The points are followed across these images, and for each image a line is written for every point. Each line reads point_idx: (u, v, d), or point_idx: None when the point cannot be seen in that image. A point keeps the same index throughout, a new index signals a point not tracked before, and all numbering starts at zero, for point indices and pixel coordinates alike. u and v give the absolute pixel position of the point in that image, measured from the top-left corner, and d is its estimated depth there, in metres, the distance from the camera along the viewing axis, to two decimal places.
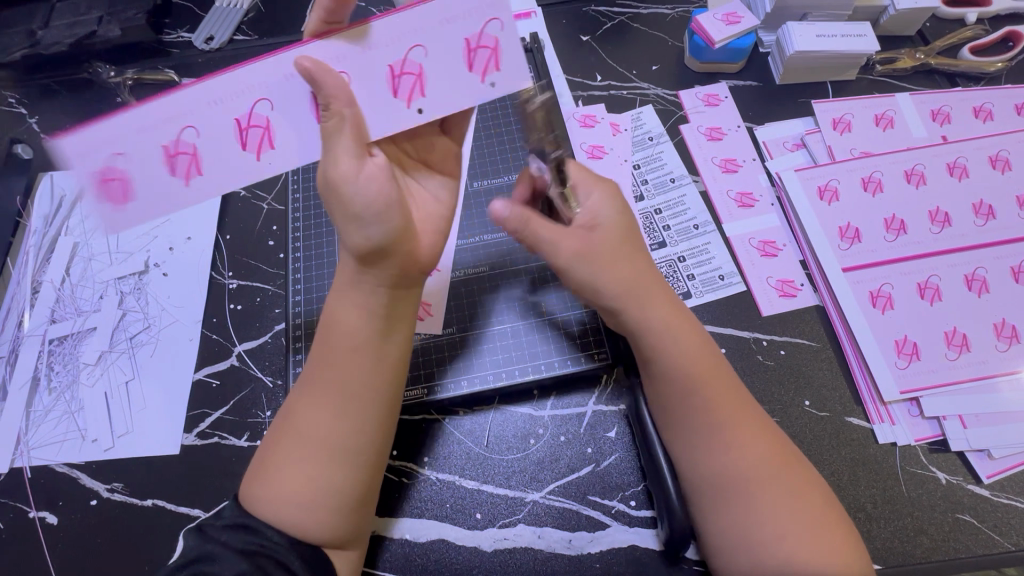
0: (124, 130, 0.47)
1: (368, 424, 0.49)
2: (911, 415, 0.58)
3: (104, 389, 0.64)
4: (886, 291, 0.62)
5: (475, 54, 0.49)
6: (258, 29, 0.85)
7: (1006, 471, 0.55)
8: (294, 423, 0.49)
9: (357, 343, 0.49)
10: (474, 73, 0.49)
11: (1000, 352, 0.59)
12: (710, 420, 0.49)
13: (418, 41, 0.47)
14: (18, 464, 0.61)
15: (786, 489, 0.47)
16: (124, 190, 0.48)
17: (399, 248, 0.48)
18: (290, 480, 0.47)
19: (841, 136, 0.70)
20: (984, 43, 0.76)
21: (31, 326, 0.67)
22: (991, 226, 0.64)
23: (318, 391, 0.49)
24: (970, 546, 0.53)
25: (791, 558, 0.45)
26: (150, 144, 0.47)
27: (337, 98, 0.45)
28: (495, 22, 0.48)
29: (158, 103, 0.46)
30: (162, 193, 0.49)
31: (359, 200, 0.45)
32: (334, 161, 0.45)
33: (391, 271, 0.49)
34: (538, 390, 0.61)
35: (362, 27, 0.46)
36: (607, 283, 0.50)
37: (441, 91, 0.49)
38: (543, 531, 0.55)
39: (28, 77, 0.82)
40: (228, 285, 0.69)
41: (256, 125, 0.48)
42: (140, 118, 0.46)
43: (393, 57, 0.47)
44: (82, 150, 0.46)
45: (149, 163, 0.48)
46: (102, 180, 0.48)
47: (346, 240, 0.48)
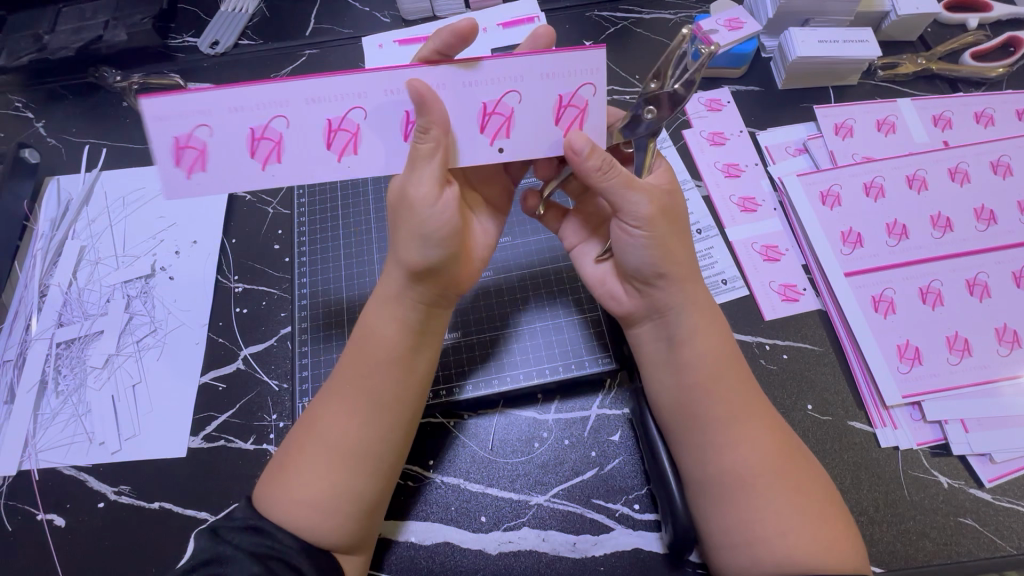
0: (221, 107, 0.47)
1: (393, 435, 0.50)
2: (913, 419, 0.58)
3: (111, 393, 0.64)
4: (888, 295, 0.62)
5: (565, 110, 0.50)
6: (263, 34, 0.86)
7: (1008, 475, 0.56)
8: (318, 428, 0.49)
9: (391, 356, 0.51)
10: (558, 126, 0.51)
11: (1001, 357, 0.59)
12: (728, 412, 0.50)
13: (515, 88, 0.48)
14: (25, 467, 0.61)
15: (793, 488, 0.47)
16: (204, 161, 0.49)
17: (448, 270, 0.51)
18: (308, 484, 0.47)
19: (843, 141, 0.71)
20: (985, 49, 0.76)
21: (39, 329, 0.68)
22: (993, 231, 0.65)
23: (343, 396, 0.50)
24: (972, 549, 0.53)
25: (790, 557, 0.44)
26: (241, 125, 0.48)
27: (435, 125, 0.46)
28: (589, 87, 0.49)
29: (266, 90, 0.47)
30: (242, 172, 0.50)
31: (431, 225, 0.48)
32: (412, 182, 0.47)
33: (437, 287, 0.52)
34: (542, 394, 0.62)
35: (471, 64, 0.48)
36: (665, 258, 0.51)
37: (523, 137, 0.50)
38: (547, 534, 0.56)
39: (35, 82, 0.82)
40: (234, 289, 0.69)
41: (345, 130, 0.49)
42: (239, 100, 0.47)
43: (489, 97, 0.49)
44: (177, 115, 0.47)
45: (235, 143, 0.49)
46: (188, 147, 0.49)
47: (402, 256, 0.50)
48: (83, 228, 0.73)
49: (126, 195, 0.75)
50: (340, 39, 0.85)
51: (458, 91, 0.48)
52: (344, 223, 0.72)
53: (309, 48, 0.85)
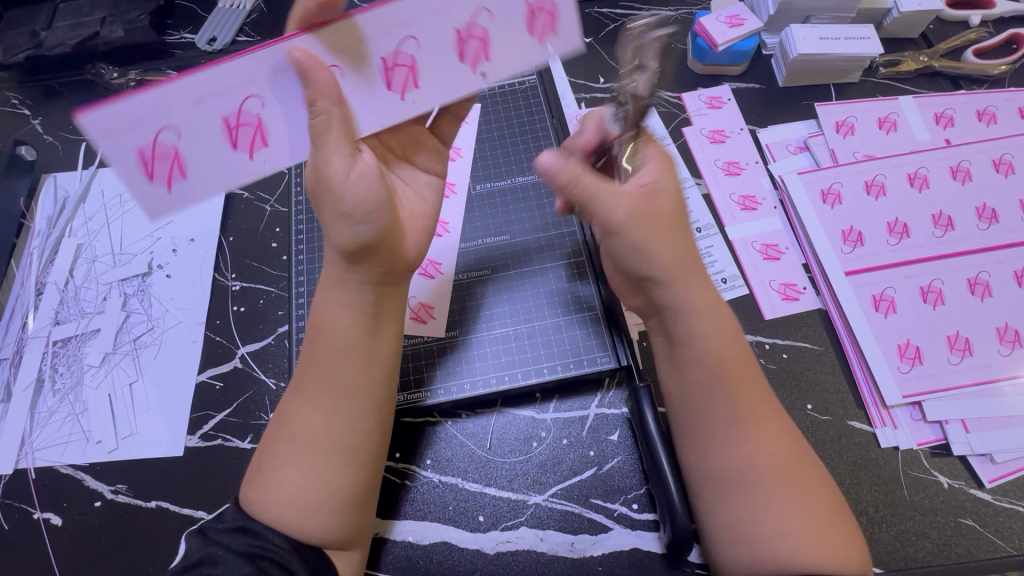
0: (180, 105, 0.43)
1: (364, 429, 0.50)
2: (913, 419, 0.58)
3: (107, 391, 0.64)
4: (889, 294, 0.62)
5: (533, 16, 0.47)
6: (261, 30, 0.85)
7: (1008, 475, 0.55)
8: (290, 424, 0.49)
9: (347, 345, 0.50)
10: (531, 37, 0.48)
11: (1002, 356, 0.59)
12: (728, 411, 0.48)
13: (481, 5, 0.45)
14: (22, 466, 0.61)
15: (795, 487, 0.47)
16: (180, 167, 0.45)
17: (385, 246, 0.49)
18: (288, 483, 0.47)
19: (844, 139, 0.70)
20: (988, 46, 0.76)
21: (35, 327, 0.67)
22: (995, 229, 0.64)
23: (308, 394, 0.49)
24: (971, 550, 0.53)
25: (792, 556, 0.44)
26: (207, 116, 0.44)
27: (322, 95, 0.43)
28: None
29: (214, 73, 0.43)
30: (214, 174, 0.46)
31: (349, 201, 0.45)
32: (324, 157, 0.44)
33: (376, 267, 0.49)
34: (541, 393, 0.62)
35: (346, 22, 0.44)
36: (653, 260, 0.50)
37: (503, 57, 0.48)
38: (546, 533, 0.56)
39: (31, 78, 0.82)
40: (231, 287, 0.69)
41: (246, 124, 0.45)
42: (195, 93, 0.43)
43: (383, 52, 0.45)
44: (136, 124, 0.43)
45: (208, 136, 0.45)
46: (155, 156, 0.44)
47: (332, 238, 0.48)
48: (80, 225, 0.73)
49: (123, 193, 0.75)
50: None
51: (423, 23, 0.45)
52: None
53: None
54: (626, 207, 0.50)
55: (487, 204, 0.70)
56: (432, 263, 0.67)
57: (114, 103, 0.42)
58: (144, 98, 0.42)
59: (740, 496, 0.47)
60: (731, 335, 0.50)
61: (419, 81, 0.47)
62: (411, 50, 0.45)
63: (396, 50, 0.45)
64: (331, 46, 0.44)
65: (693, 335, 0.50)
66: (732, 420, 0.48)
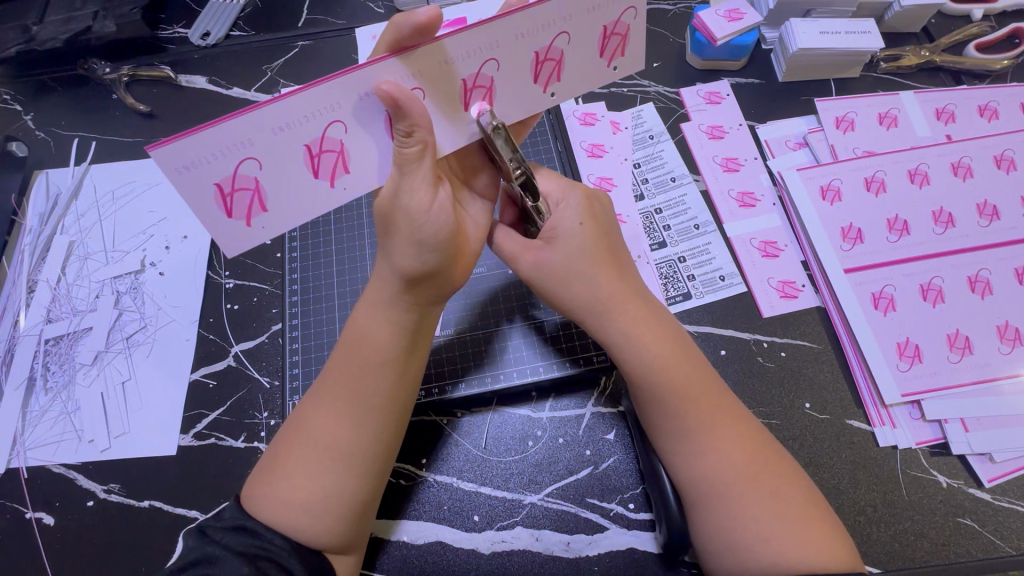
0: (264, 135, 0.41)
1: (384, 440, 0.49)
2: (912, 418, 0.57)
3: (100, 390, 0.63)
4: (888, 292, 0.61)
5: (607, 40, 0.47)
6: (255, 25, 0.84)
7: (1007, 475, 0.55)
8: (307, 429, 0.48)
9: (383, 359, 0.49)
10: (601, 58, 0.48)
11: (1002, 355, 0.58)
12: (681, 424, 0.49)
13: (564, 29, 0.44)
14: (14, 465, 0.60)
15: (768, 491, 0.46)
16: (260, 199, 0.44)
17: (446, 272, 0.49)
18: (297, 485, 0.46)
19: (844, 134, 0.70)
20: (990, 41, 0.75)
21: (27, 325, 0.67)
22: (996, 226, 0.64)
23: (330, 398, 0.49)
24: (970, 550, 0.52)
25: (773, 561, 0.44)
26: (291, 145, 0.42)
27: (420, 127, 0.42)
28: (632, 11, 0.45)
29: (302, 100, 0.41)
30: (296, 201, 0.46)
31: (429, 228, 0.45)
32: (403, 186, 0.44)
33: (430, 291, 0.49)
34: (537, 391, 0.61)
35: (435, 46, 0.42)
36: (584, 288, 0.51)
37: (573, 77, 0.48)
38: (541, 533, 0.55)
39: (22, 73, 0.81)
40: (225, 284, 0.68)
41: (329, 151, 0.44)
42: (281, 121, 0.41)
43: (463, 77, 0.44)
44: (217, 159, 0.41)
45: (287, 165, 0.43)
46: (233, 189, 0.43)
47: (395, 261, 0.47)
48: (72, 222, 0.72)
49: (115, 189, 0.74)
50: (334, 31, 0.84)
51: (505, 46, 0.43)
52: (337, 221, 0.70)
53: (300, 40, 0.83)
54: (514, 249, 0.54)
55: None
56: None
57: (190, 137, 0.39)
58: (225, 130, 0.40)
59: (711, 505, 0.47)
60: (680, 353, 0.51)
61: (494, 100, 0.46)
62: (491, 71, 0.44)
63: (477, 71, 0.44)
64: (408, 74, 0.42)
65: (627, 363, 0.51)
66: (688, 433, 0.48)
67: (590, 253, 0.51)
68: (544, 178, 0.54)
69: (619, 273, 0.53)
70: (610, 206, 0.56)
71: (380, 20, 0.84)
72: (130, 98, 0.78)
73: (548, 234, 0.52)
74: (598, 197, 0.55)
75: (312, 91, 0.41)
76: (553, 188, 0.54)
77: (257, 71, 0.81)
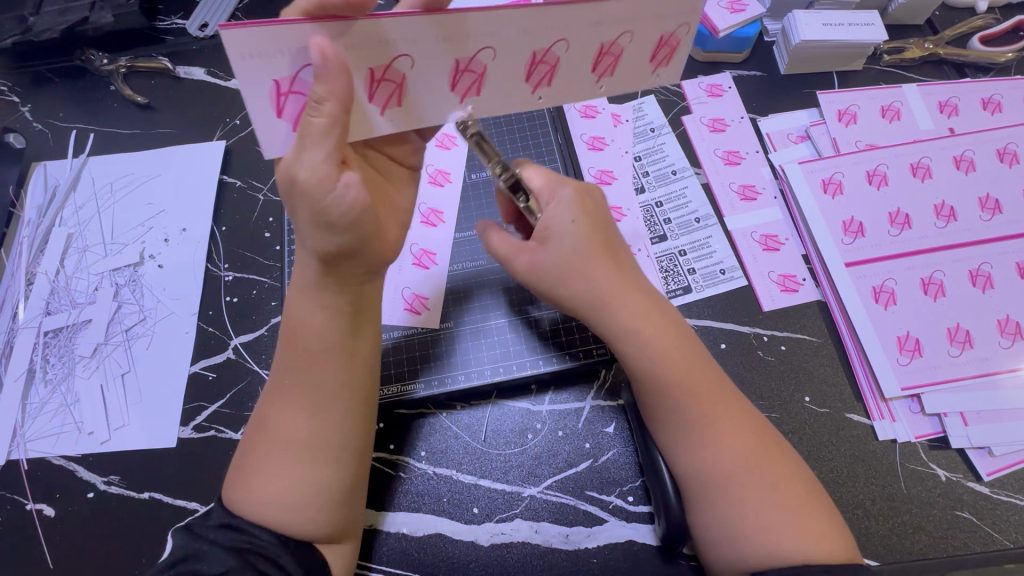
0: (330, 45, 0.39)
1: (343, 427, 0.48)
2: (911, 412, 0.57)
3: (100, 381, 0.63)
4: (889, 286, 0.61)
5: (660, 50, 0.47)
6: (254, 16, 0.83)
7: (1007, 468, 0.55)
8: (268, 425, 0.48)
9: (328, 346, 0.48)
10: (650, 64, 0.48)
11: (1002, 349, 0.58)
12: (683, 417, 0.48)
13: (628, 28, 0.45)
14: (15, 456, 0.61)
15: (768, 485, 0.46)
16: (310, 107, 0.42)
17: (366, 251, 0.46)
18: (267, 483, 0.46)
19: (846, 127, 0.69)
20: (995, 33, 0.74)
21: (26, 317, 0.67)
22: (998, 220, 0.63)
23: (284, 393, 0.49)
24: (968, 542, 0.53)
25: (771, 553, 0.44)
26: (355, 65, 0.41)
27: (331, 96, 0.39)
28: (686, 27, 0.46)
29: (389, 24, 0.39)
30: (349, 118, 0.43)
31: (335, 209, 0.42)
32: (300, 163, 0.41)
33: (356, 271, 0.47)
34: (536, 384, 0.61)
35: (447, 17, 0.40)
36: (586, 283, 0.51)
37: (624, 76, 0.48)
38: (541, 525, 0.55)
39: (21, 65, 0.81)
40: (224, 277, 0.68)
41: (390, 81, 0.42)
42: (350, 39, 0.39)
43: (462, 54, 0.42)
44: (282, 56, 0.39)
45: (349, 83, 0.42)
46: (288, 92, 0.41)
47: (309, 242, 0.45)
48: (71, 214, 0.72)
49: (113, 181, 0.74)
50: None
51: (579, 30, 0.44)
52: None
53: None
54: (506, 249, 0.53)
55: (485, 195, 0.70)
56: (426, 254, 0.66)
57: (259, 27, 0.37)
58: (291, 30, 0.38)
59: (710, 497, 0.47)
60: (680, 347, 0.51)
61: (554, 80, 0.46)
62: (559, 51, 0.44)
63: (547, 47, 0.44)
64: (486, 32, 0.42)
65: (630, 359, 0.50)
66: (691, 427, 0.48)
67: (586, 249, 0.51)
68: (534, 172, 0.53)
69: (617, 266, 0.52)
70: (603, 198, 0.56)
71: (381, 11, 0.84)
72: (127, 90, 0.78)
73: (542, 233, 0.51)
74: (592, 193, 0.54)
75: (393, 21, 0.40)
76: (543, 184, 0.52)
77: None
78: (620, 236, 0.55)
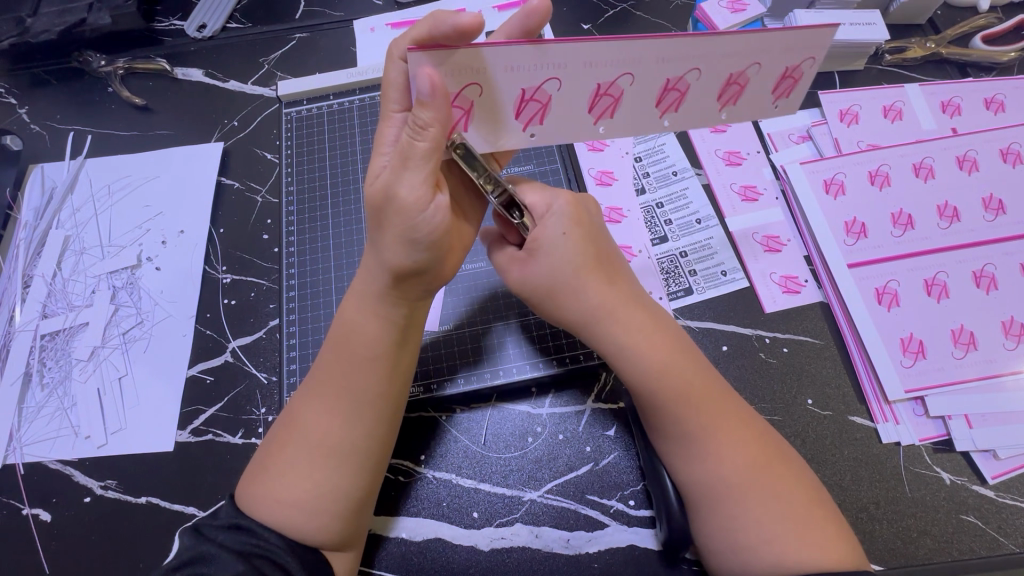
0: (493, 68, 0.41)
1: (375, 435, 0.48)
2: (915, 414, 0.57)
3: (97, 385, 0.63)
4: (892, 287, 0.61)
5: (781, 81, 0.46)
6: (252, 17, 0.83)
7: (1013, 471, 0.54)
8: (299, 426, 0.48)
9: (375, 354, 0.48)
10: (770, 94, 0.47)
11: (1007, 351, 0.57)
12: (685, 429, 0.48)
13: (758, 60, 0.44)
14: (11, 460, 0.60)
15: (773, 495, 0.46)
16: (469, 120, 0.44)
17: (435, 269, 0.46)
18: (291, 485, 0.46)
19: (847, 128, 0.69)
20: (997, 32, 0.74)
21: (23, 320, 0.66)
22: (1002, 221, 0.63)
23: (320, 394, 0.48)
24: (973, 547, 0.52)
25: (778, 564, 0.43)
26: (512, 84, 0.42)
27: (436, 122, 0.40)
28: (808, 61, 0.44)
29: (542, 48, 0.40)
30: (496, 131, 0.45)
31: (423, 229, 0.42)
32: (401, 180, 0.41)
33: (418, 288, 0.47)
34: (536, 387, 0.61)
35: (595, 44, 0.41)
36: (580, 296, 0.50)
37: (746, 106, 0.47)
38: (540, 530, 0.55)
39: (18, 67, 0.80)
40: (222, 280, 0.68)
41: (537, 100, 0.44)
42: (512, 60, 0.41)
43: (603, 78, 0.43)
44: (453, 76, 0.41)
45: (507, 104, 0.43)
46: (463, 110, 0.43)
47: (383, 256, 0.44)
48: (68, 216, 0.72)
49: (111, 183, 0.73)
50: (332, 23, 0.82)
51: (714, 61, 0.43)
52: (334, 214, 0.70)
53: (298, 32, 0.82)
54: (504, 262, 0.53)
55: None
56: None
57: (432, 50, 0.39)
58: (465, 54, 0.40)
59: (710, 509, 0.47)
60: (681, 358, 0.50)
61: (681, 107, 0.46)
62: (691, 80, 0.44)
63: (680, 75, 0.44)
64: (629, 60, 0.42)
65: (628, 373, 0.50)
66: (690, 439, 0.48)
67: (580, 260, 0.50)
68: (530, 190, 0.53)
69: (613, 280, 0.51)
70: (597, 210, 0.55)
71: (379, 12, 0.83)
72: (125, 91, 0.77)
73: (532, 245, 0.50)
74: (584, 203, 0.54)
75: (553, 46, 0.41)
76: (536, 199, 0.52)
77: (253, 63, 0.80)
78: (614, 249, 0.55)
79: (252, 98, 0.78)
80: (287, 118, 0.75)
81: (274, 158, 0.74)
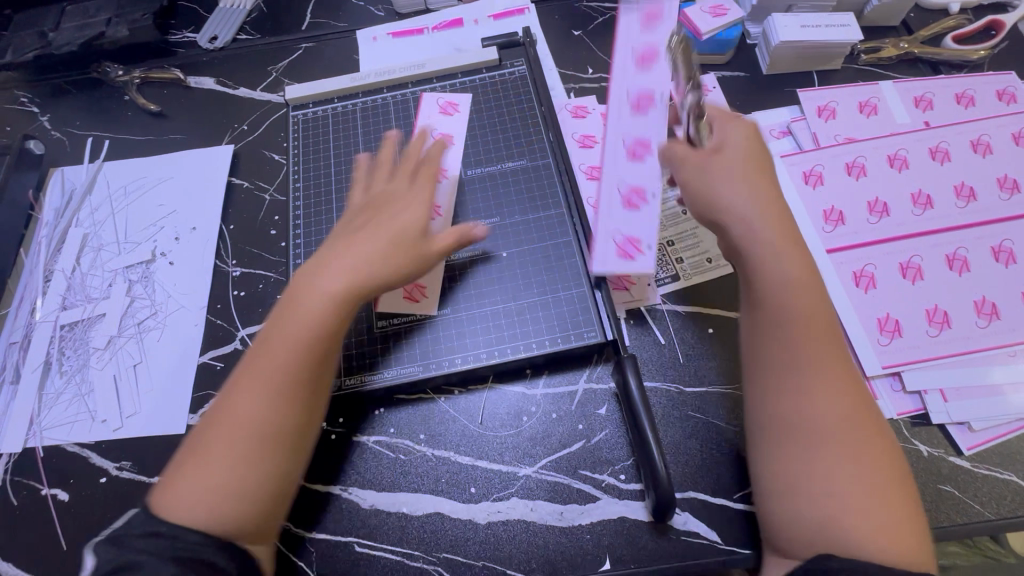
0: (610, 202, 0.64)
1: (303, 422, 0.49)
2: (893, 390, 0.59)
3: (113, 372, 0.66)
4: (869, 270, 0.63)
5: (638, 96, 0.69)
6: (261, 28, 0.88)
7: (988, 443, 0.56)
8: (227, 418, 0.47)
9: (303, 348, 0.49)
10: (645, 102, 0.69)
11: (980, 328, 0.60)
12: (808, 366, 0.48)
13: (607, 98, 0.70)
14: (30, 444, 0.63)
15: (858, 454, 0.45)
16: (634, 244, 0.62)
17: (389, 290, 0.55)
18: (212, 480, 0.45)
19: (825, 123, 0.72)
20: (967, 32, 0.78)
21: (44, 312, 0.70)
22: (973, 207, 0.66)
23: (250, 384, 0.48)
24: (950, 515, 0.54)
25: (841, 520, 0.43)
26: (616, 213, 0.64)
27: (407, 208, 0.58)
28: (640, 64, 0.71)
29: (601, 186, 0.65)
30: (647, 219, 0.63)
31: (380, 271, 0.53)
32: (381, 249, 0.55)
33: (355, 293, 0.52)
34: (531, 368, 0.64)
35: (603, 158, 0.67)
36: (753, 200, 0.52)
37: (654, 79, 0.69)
38: (535, 503, 0.57)
39: (40, 77, 0.85)
40: (232, 272, 0.71)
41: (628, 192, 0.64)
42: (607, 202, 0.64)
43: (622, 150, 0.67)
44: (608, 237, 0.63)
45: (627, 219, 0.63)
46: (625, 242, 0.62)
47: (335, 276, 0.52)
48: (87, 215, 0.76)
49: (128, 184, 0.77)
50: (336, 33, 0.87)
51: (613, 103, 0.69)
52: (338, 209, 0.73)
53: (304, 42, 0.87)
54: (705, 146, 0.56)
55: (482, 189, 0.72)
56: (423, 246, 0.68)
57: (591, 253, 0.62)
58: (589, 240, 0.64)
59: (795, 448, 0.47)
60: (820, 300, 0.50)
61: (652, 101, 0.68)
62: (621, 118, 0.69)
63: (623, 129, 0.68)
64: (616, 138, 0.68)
65: (772, 285, 0.50)
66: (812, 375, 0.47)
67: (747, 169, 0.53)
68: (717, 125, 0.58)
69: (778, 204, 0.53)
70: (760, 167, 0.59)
71: (381, 22, 0.88)
72: (141, 99, 0.82)
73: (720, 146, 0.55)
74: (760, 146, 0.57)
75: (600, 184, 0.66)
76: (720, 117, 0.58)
77: (262, 71, 0.84)
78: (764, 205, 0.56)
79: (261, 103, 0.83)
80: (293, 120, 0.79)
81: (281, 159, 0.78)
